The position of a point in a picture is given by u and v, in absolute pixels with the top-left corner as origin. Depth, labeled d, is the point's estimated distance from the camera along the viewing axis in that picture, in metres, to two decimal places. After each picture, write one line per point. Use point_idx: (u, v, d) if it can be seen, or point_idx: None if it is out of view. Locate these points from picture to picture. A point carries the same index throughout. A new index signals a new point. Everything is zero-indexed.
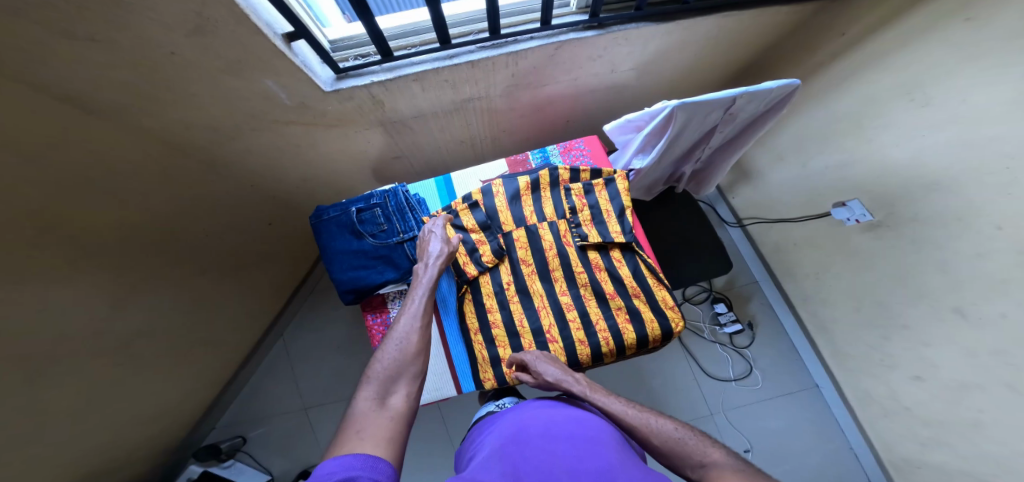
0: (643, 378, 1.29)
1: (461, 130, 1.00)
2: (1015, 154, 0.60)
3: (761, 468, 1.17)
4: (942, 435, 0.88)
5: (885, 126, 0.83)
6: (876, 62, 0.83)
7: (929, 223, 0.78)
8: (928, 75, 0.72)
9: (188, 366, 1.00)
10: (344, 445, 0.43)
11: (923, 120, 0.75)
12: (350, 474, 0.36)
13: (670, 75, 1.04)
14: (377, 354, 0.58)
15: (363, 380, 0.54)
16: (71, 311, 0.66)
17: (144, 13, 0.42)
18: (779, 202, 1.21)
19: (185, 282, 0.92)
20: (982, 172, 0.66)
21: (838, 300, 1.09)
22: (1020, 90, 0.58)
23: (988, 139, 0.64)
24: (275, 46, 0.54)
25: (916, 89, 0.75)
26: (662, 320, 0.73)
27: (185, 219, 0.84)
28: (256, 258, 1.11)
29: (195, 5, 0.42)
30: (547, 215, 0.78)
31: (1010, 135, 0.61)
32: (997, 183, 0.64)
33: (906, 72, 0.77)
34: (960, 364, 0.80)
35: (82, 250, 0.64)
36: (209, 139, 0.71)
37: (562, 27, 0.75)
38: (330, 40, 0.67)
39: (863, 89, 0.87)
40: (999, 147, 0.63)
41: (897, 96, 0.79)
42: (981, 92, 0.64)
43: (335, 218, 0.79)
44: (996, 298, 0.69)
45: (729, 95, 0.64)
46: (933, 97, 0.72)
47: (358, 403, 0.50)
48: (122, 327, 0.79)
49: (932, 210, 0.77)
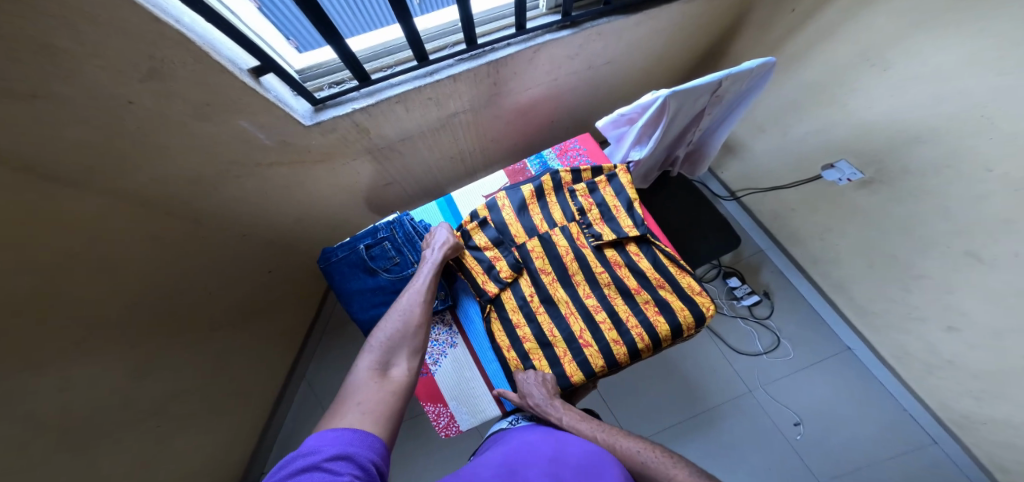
0: (675, 369, 1.24)
1: (450, 146, 0.98)
2: (986, 102, 0.64)
3: (818, 442, 1.12)
4: (994, 387, 0.85)
5: (857, 91, 0.86)
6: (830, 34, 0.86)
7: (921, 174, 0.79)
8: (889, 35, 0.75)
9: (208, 440, 0.93)
10: (343, 414, 0.47)
11: (891, 85, 0.78)
12: (344, 451, 0.40)
13: (644, 65, 1.05)
14: (379, 323, 0.61)
15: (364, 349, 0.57)
16: (54, 397, 0.60)
17: (87, 60, 0.39)
18: (767, 172, 1.20)
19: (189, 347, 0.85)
20: (958, 122, 0.69)
21: (847, 258, 1.08)
22: (977, 50, 0.62)
23: (960, 92, 0.67)
24: (242, 83, 0.52)
25: (876, 56, 0.79)
26: (692, 306, 0.71)
27: (184, 283, 0.79)
28: (264, 310, 1.05)
29: (144, 45, 0.41)
30: (557, 220, 0.76)
31: (978, 85, 0.64)
32: (976, 130, 0.67)
33: (862, 43, 0.81)
34: (988, 309, 0.79)
35: (62, 330, 0.59)
36: (191, 191, 0.68)
37: (536, 30, 0.76)
38: (296, 69, 0.63)
39: (826, 57, 0.89)
40: (972, 96, 0.66)
41: (858, 66, 0.83)
42: (938, 55, 0.68)
43: (344, 258, 0.74)
44: (1007, 238, 0.70)
45: (714, 80, 0.64)
46: (895, 61, 0.76)
47: (359, 370, 0.54)
48: (123, 407, 0.73)
49: (921, 161, 0.78)
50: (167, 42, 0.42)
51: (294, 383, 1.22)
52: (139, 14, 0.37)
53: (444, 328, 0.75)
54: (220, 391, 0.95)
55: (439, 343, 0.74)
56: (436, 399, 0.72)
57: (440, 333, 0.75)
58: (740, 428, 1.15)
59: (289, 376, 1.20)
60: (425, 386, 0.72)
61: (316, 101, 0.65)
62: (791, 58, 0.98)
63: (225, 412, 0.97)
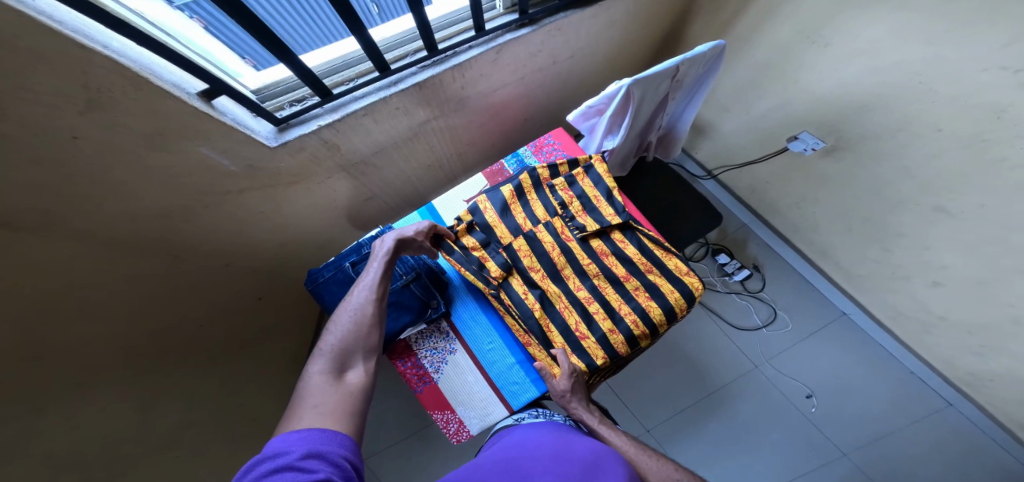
0: (680, 354, 1.21)
1: (426, 154, 0.98)
2: (921, 71, 0.67)
3: (833, 410, 1.11)
4: (993, 341, 0.86)
5: (803, 65, 0.89)
6: (770, 12, 0.88)
7: (875, 139, 0.82)
8: (827, 14, 0.76)
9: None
10: (301, 418, 0.46)
11: (832, 58, 0.81)
12: (313, 448, 0.41)
13: (605, 55, 1.06)
14: (329, 327, 0.59)
15: (316, 354, 0.56)
16: (72, 454, 0.58)
17: (17, 94, 0.38)
18: (739, 149, 1.21)
19: (187, 391, 0.82)
20: (896, 89, 0.73)
21: (828, 224, 1.08)
22: (909, 16, 0.64)
23: (896, 64, 0.71)
24: (193, 107, 0.52)
25: (813, 33, 0.81)
26: (682, 287, 0.70)
27: (169, 323, 0.77)
28: (256, 344, 1.02)
29: (76, 75, 0.40)
30: (540, 217, 0.76)
31: (910, 54, 0.67)
32: (914, 97, 0.71)
33: (800, 20, 0.83)
34: (966, 261, 0.80)
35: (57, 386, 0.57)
36: (163, 226, 0.66)
37: (496, 30, 0.76)
38: (251, 90, 0.62)
39: (773, 39, 0.91)
40: (907, 68, 0.69)
41: (800, 43, 0.86)
42: (872, 21, 0.70)
43: (331, 278, 0.71)
44: (969, 191, 0.72)
45: (671, 66, 0.66)
46: (831, 38, 0.79)
47: (312, 373, 0.53)
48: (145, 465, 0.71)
49: (874, 126, 0.80)
50: (99, 68, 0.41)
51: None
52: (60, 40, 0.37)
53: (442, 335, 0.73)
54: (229, 421, 0.92)
55: (439, 350, 0.72)
56: (443, 406, 0.69)
57: (438, 341, 0.72)
58: (753, 404, 1.13)
59: None
60: (429, 396, 0.69)
61: (278, 121, 0.64)
62: (742, 39, 1.00)
63: (235, 449, 0.93)
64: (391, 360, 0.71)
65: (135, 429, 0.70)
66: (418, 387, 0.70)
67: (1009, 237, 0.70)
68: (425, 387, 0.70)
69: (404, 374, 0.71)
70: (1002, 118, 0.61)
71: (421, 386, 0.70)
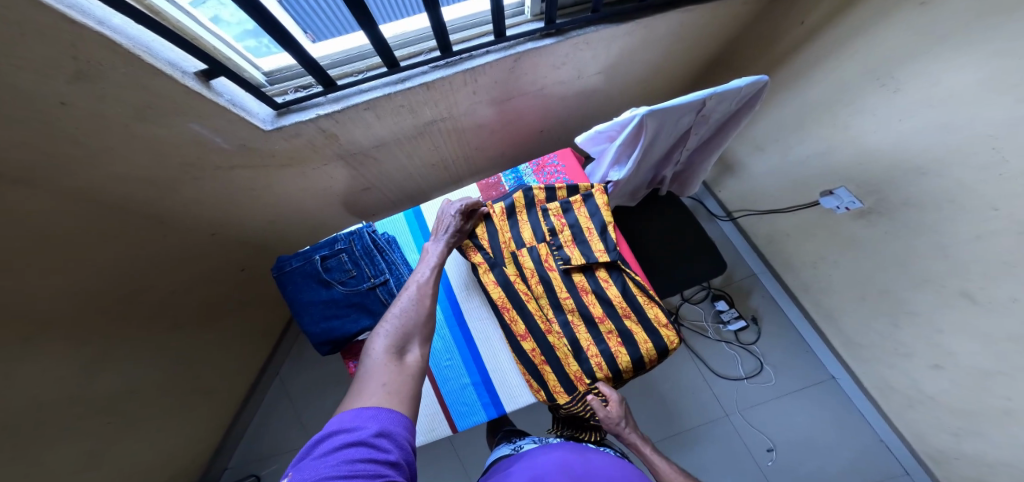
0: (651, 387, 1.23)
1: (430, 153, 0.95)
2: (997, 133, 0.55)
3: (790, 469, 1.11)
4: (972, 424, 0.80)
5: (861, 113, 0.76)
6: (836, 50, 0.77)
7: (923, 208, 0.70)
8: (892, 55, 0.67)
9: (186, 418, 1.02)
10: (368, 397, 0.44)
11: (896, 107, 0.69)
12: (380, 432, 0.39)
13: (639, 76, 0.99)
14: (388, 310, 0.57)
15: (375, 332, 0.53)
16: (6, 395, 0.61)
17: (8, 61, 0.36)
18: (766, 194, 1.13)
19: (133, 340, 0.84)
20: (965, 153, 0.60)
21: (840, 290, 1.01)
22: (989, 79, 0.54)
23: (967, 120, 0.58)
24: (185, 87, 0.49)
25: (885, 74, 0.69)
26: (656, 339, 0.69)
27: (153, 276, 0.82)
28: (234, 308, 1.10)
29: (67, 47, 0.38)
30: (526, 240, 0.74)
31: (992, 115, 0.55)
32: (983, 163, 0.58)
33: (873, 56, 0.70)
34: (977, 350, 0.72)
35: (11, 333, 0.59)
36: (150, 190, 0.66)
37: (517, 37, 0.72)
38: (264, 72, 0.63)
39: (830, 77, 0.80)
40: (979, 128, 0.57)
41: (867, 83, 0.73)
42: (950, 69, 0.58)
43: (298, 268, 0.72)
44: (1004, 280, 0.62)
45: (697, 98, 0.57)
46: (904, 82, 0.66)
47: (375, 352, 0.50)
48: (103, 391, 0.79)
49: (921, 192, 0.69)
50: (88, 47, 0.39)
51: (268, 378, 1.32)
52: (48, 14, 0.34)
53: None
54: (183, 389, 0.99)
55: None
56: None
57: None
58: (713, 450, 1.14)
59: (261, 374, 1.29)
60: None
61: (276, 106, 0.62)
62: (791, 75, 0.91)
63: (188, 399, 1.02)
64: (346, 359, 0.76)
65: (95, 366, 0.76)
66: None
67: None
68: None
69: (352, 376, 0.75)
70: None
71: None
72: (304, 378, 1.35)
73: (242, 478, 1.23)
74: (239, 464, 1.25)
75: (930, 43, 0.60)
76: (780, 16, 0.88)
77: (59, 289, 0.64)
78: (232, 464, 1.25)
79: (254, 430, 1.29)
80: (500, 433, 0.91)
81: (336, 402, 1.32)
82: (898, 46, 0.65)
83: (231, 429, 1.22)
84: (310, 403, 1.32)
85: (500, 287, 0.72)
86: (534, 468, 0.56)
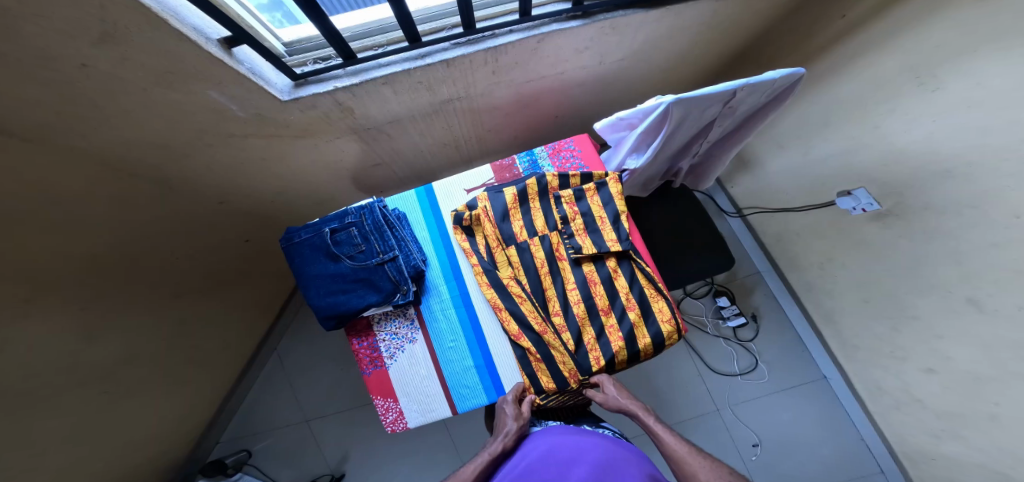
0: (645, 378, 1.26)
1: (443, 132, 0.94)
2: None
3: (769, 463, 1.16)
4: (955, 428, 0.83)
5: (893, 112, 0.74)
6: (876, 44, 0.75)
7: (942, 211, 0.70)
8: (938, 51, 0.64)
9: (184, 382, 1.05)
10: None
11: (931, 107, 0.67)
12: None
13: (665, 63, 0.96)
14: None
15: None
16: (14, 347, 0.62)
17: (32, 20, 0.35)
18: (779, 192, 1.12)
19: (133, 304, 0.85)
20: (998, 158, 0.59)
21: (845, 292, 1.02)
22: None
23: (1003, 125, 0.57)
24: (208, 52, 0.48)
25: (925, 72, 0.67)
26: (657, 333, 0.70)
27: (158, 241, 0.82)
28: (238, 276, 1.11)
29: (93, 10, 0.36)
30: (538, 228, 0.74)
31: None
32: (1014, 169, 0.57)
33: (914, 53, 0.68)
34: (974, 357, 0.74)
35: (20, 293, 0.60)
36: (159, 155, 0.65)
37: (543, 18, 0.69)
38: (284, 42, 0.61)
39: (868, 71, 0.78)
40: (1017, 133, 0.55)
41: (905, 80, 0.71)
42: (994, 73, 0.56)
43: (307, 240, 0.72)
44: (1012, 290, 0.63)
45: (727, 89, 0.55)
46: (944, 80, 0.64)
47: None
48: (98, 355, 0.80)
49: (944, 199, 0.69)
50: (115, 9, 0.37)
51: (268, 349, 1.35)
52: None
53: (405, 322, 0.78)
54: (185, 352, 1.02)
55: (398, 336, 0.77)
56: (387, 393, 0.76)
57: (400, 327, 0.77)
58: (701, 443, 1.18)
59: (262, 343, 1.32)
60: (376, 380, 0.76)
61: (295, 76, 0.61)
62: (824, 70, 0.88)
63: (191, 363, 1.05)
64: (349, 335, 0.77)
65: (96, 328, 0.77)
66: (367, 369, 0.77)
67: None
68: (374, 370, 0.77)
69: (357, 352, 0.77)
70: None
71: (371, 369, 0.77)
72: (305, 350, 1.38)
73: (235, 450, 1.29)
74: (234, 435, 1.31)
75: (977, 43, 0.58)
76: (823, 5, 0.84)
77: (66, 250, 0.65)
78: (226, 437, 1.31)
79: (251, 401, 1.34)
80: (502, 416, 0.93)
81: (334, 376, 1.36)
82: (946, 43, 0.62)
83: (228, 399, 1.27)
84: (311, 375, 1.36)
85: (492, 288, 0.74)
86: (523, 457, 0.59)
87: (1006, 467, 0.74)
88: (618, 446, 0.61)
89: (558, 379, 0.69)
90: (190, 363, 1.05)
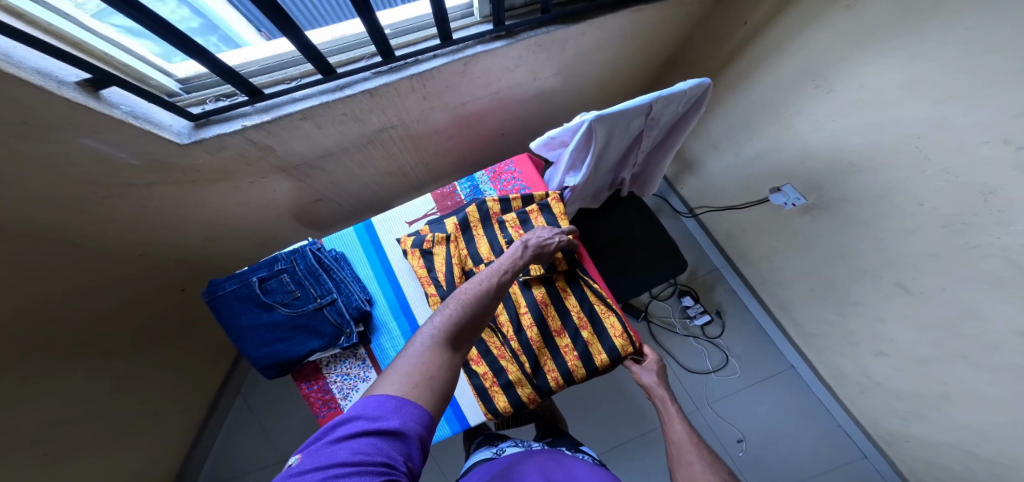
0: (624, 386, 1.23)
1: (384, 161, 0.91)
2: (919, 133, 0.57)
3: (756, 459, 1.14)
4: (917, 408, 0.85)
5: (800, 113, 0.79)
6: (776, 51, 0.79)
7: (858, 202, 0.73)
8: (826, 58, 0.69)
9: (123, 459, 0.94)
10: (393, 370, 0.41)
11: (830, 107, 0.71)
12: (375, 420, 0.35)
13: (597, 75, 0.98)
14: (457, 291, 0.51)
15: (435, 314, 0.47)
16: None
17: None
18: (723, 190, 1.15)
19: (51, 383, 0.75)
20: (892, 152, 0.63)
21: (792, 282, 1.05)
22: (912, 80, 0.56)
23: (893, 121, 0.61)
24: (65, 99, 0.44)
25: (819, 75, 0.71)
26: (611, 350, 0.68)
27: (74, 308, 0.74)
28: (176, 333, 1.02)
29: None
30: (483, 255, 0.72)
31: (914, 113, 0.57)
32: (909, 162, 0.61)
33: (808, 59, 0.73)
34: (915, 338, 0.76)
35: None
36: (53, 212, 0.59)
37: (465, 40, 0.68)
38: (178, 79, 0.59)
39: (774, 77, 0.82)
40: (904, 128, 0.60)
41: (804, 84, 0.75)
42: (878, 74, 0.61)
43: (233, 291, 0.65)
44: (933, 272, 0.66)
45: (644, 102, 0.56)
46: (836, 83, 0.68)
47: (424, 329, 0.46)
48: (16, 443, 0.70)
49: (857, 189, 0.72)
50: None
51: (226, 402, 1.24)
52: None
53: (357, 362, 0.73)
54: (118, 424, 0.91)
55: (350, 376, 0.72)
56: None
57: (352, 367, 0.72)
58: None
59: (219, 395, 1.22)
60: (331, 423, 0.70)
61: (193, 117, 0.57)
62: (738, 77, 0.93)
63: (126, 436, 0.94)
64: (296, 381, 0.71)
65: (11, 412, 0.68)
66: (320, 411, 0.71)
67: (959, 322, 0.66)
68: (329, 412, 0.71)
69: (307, 398, 0.71)
70: (989, 201, 0.52)
71: (324, 412, 0.71)
72: (264, 400, 1.28)
73: None
74: None
75: (856, 48, 0.63)
76: (725, 19, 0.88)
77: None
78: None
79: (213, 459, 1.21)
80: (482, 436, 0.90)
81: (298, 425, 1.25)
82: (832, 50, 0.67)
83: (184, 468, 1.13)
84: (278, 422, 1.25)
85: None
86: (513, 468, 0.60)
87: (971, 443, 0.75)
88: (609, 470, 0.60)
89: (517, 404, 0.67)
90: (130, 434, 0.94)
